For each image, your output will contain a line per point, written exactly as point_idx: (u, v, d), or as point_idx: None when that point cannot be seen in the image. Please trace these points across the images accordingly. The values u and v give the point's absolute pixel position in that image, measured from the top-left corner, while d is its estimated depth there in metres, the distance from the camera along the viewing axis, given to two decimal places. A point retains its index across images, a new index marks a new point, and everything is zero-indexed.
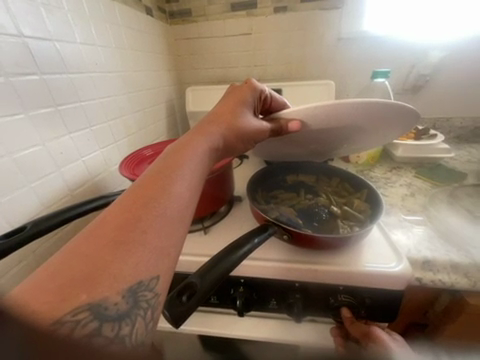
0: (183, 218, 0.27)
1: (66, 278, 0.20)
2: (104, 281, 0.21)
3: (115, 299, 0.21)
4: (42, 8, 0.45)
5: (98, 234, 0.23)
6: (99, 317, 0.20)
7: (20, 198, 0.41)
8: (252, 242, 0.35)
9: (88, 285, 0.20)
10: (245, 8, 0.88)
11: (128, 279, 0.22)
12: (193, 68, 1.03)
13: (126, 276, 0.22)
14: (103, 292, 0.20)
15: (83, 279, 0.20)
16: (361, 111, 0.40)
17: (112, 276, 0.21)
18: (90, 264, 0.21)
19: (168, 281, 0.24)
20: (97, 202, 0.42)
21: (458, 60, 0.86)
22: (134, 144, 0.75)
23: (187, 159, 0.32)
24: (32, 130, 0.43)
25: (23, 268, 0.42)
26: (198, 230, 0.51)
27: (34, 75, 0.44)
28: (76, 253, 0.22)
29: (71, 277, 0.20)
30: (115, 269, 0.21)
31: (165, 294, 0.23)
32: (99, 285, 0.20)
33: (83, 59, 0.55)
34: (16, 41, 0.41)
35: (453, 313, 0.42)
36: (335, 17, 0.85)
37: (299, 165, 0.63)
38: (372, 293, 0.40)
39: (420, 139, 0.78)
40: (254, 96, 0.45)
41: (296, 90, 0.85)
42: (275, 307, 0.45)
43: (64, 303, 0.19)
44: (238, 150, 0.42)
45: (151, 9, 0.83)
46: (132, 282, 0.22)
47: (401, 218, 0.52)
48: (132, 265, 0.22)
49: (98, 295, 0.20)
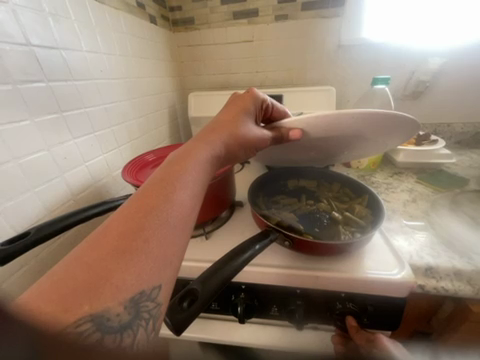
0: (184, 227, 0.27)
1: (70, 288, 0.20)
2: (107, 290, 0.21)
3: (117, 310, 0.21)
4: (49, 17, 0.46)
5: (101, 243, 0.23)
6: (102, 327, 0.20)
7: (24, 202, 0.42)
8: (253, 248, 0.35)
9: (92, 295, 0.20)
10: (246, 16, 0.90)
11: (131, 287, 0.22)
12: (195, 74, 1.05)
13: (129, 286, 0.22)
14: (106, 302, 0.21)
15: (86, 289, 0.20)
16: (362, 121, 0.41)
17: (115, 286, 0.21)
18: (93, 274, 0.21)
19: (169, 291, 0.24)
20: (100, 207, 0.42)
21: (458, 66, 0.86)
22: (137, 149, 0.76)
23: (189, 168, 0.32)
24: (38, 136, 0.44)
25: (25, 272, 0.42)
26: (199, 235, 0.51)
27: (41, 82, 0.45)
28: (79, 263, 0.22)
29: (74, 287, 0.20)
30: (118, 279, 0.22)
31: (166, 304, 0.24)
32: (102, 295, 0.21)
33: (88, 66, 0.56)
34: (24, 49, 0.42)
35: (457, 321, 0.41)
36: (335, 24, 0.86)
37: (299, 170, 0.64)
38: (374, 300, 0.40)
39: (421, 144, 0.78)
40: (255, 104, 0.45)
41: (297, 96, 0.86)
42: (276, 313, 0.44)
43: (68, 313, 0.19)
44: (239, 158, 0.42)
45: (155, 17, 0.85)
46: (134, 291, 0.22)
47: (402, 224, 0.51)
48: (134, 275, 0.22)
49: (101, 306, 0.20)
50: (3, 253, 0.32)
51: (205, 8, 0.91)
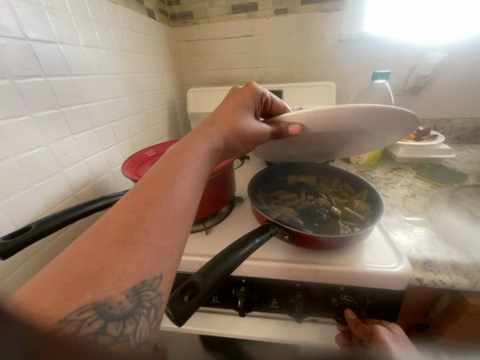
0: (184, 219, 0.27)
1: (72, 278, 0.20)
2: (108, 280, 0.21)
3: (119, 299, 0.21)
4: (46, 11, 0.46)
5: (103, 234, 0.23)
6: (104, 316, 0.20)
7: (25, 198, 0.42)
8: (253, 241, 0.36)
9: (93, 285, 0.20)
10: (246, 10, 0.89)
11: (132, 277, 0.22)
12: (195, 69, 1.04)
13: (131, 276, 0.22)
14: (108, 292, 0.21)
15: (87, 279, 0.21)
16: (361, 116, 0.41)
17: (117, 275, 0.21)
18: (95, 264, 0.21)
19: (170, 281, 0.24)
20: (101, 202, 0.42)
21: (459, 61, 0.86)
22: (137, 145, 0.76)
23: (189, 161, 0.32)
24: (37, 132, 0.44)
25: (26, 267, 0.42)
26: (199, 230, 0.51)
27: (38, 77, 0.44)
28: (80, 254, 0.22)
29: (76, 276, 0.20)
30: (120, 269, 0.22)
31: (167, 294, 0.24)
32: (104, 284, 0.21)
33: (86, 61, 0.55)
34: (21, 43, 0.41)
35: (454, 314, 0.42)
36: (335, 19, 0.85)
37: (298, 166, 0.64)
38: (373, 293, 0.40)
39: (421, 140, 0.78)
40: (254, 98, 0.45)
41: (296, 91, 0.86)
42: (276, 307, 0.45)
43: (69, 303, 0.19)
44: (239, 152, 0.42)
45: (153, 12, 0.84)
46: (135, 280, 0.22)
47: (401, 219, 0.52)
48: (136, 265, 0.22)
49: (102, 295, 0.20)
50: (5, 247, 0.32)
51: (204, 2, 0.89)
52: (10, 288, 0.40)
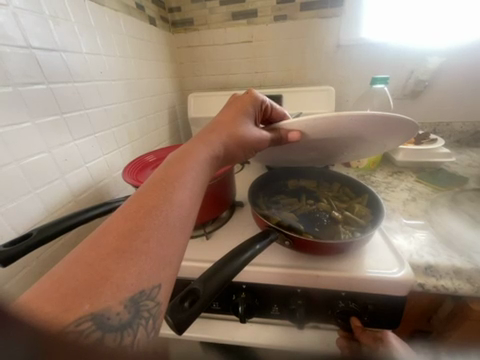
0: (183, 226, 0.27)
1: (70, 288, 0.20)
2: (107, 290, 0.21)
3: (117, 309, 0.21)
4: (49, 20, 0.47)
5: (101, 243, 0.23)
6: (102, 327, 0.20)
7: (26, 203, 0.42)
8: (254, 247, 0.36)
9: (92, 294, 0.20)
10: (246, 17, 0.90)
11: (131, 286, 0.22)
12: (195, 74, 1.05)
13: (129, 286, 0.22)
14: (107, 302, 0.21)
15: (86, 289, 0.21)
16: (360, 124, 0.41)
17: (115, 285, 0.21)
18: (93, 273, 0.21)
19: (169, 290, 0.24)
20: (101, 208, 0.42)
21: (457, 65, 0.87)
22: (137, 150, 0.77)
23: (189, 168, 0.32)
24: (39, 138, 0.44)
25: (26, 273, 0.42)
26: (200, 235, 0.51)
27: (41, 84, 0.45)
28: (79, 263, 0.22)
29: (75, 286, 0.21)
30: (118, 279, 0.22)
31: (166, 303, 0.24)
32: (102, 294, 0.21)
33: (88, 68, 0.56)
34: (24, 52, 0.42)
35: (457, 320, 0.42)
36: (334, 25, 0.87)
37: (298, 170, 0.64)
38: (374, 298, 0.40)
39: (420, 143, 0.78)
40: (254, 105, 0.45)
41: (296, 96, 0.87)
42: (277, 313, 0.44)
43: (68, 313, 0.19)
44: (239, 159, 0.42)
45: (155, 19, 0.86)
46: (134, 290, 0.22)
47: (402, 223, 0.52)
48: (134, 274, 0.22)
49: (100, 305, 0.20)
50: (5, 254, 0.32)
51: (204, 9, 0.91)
52: (9, 294, 0.40)
